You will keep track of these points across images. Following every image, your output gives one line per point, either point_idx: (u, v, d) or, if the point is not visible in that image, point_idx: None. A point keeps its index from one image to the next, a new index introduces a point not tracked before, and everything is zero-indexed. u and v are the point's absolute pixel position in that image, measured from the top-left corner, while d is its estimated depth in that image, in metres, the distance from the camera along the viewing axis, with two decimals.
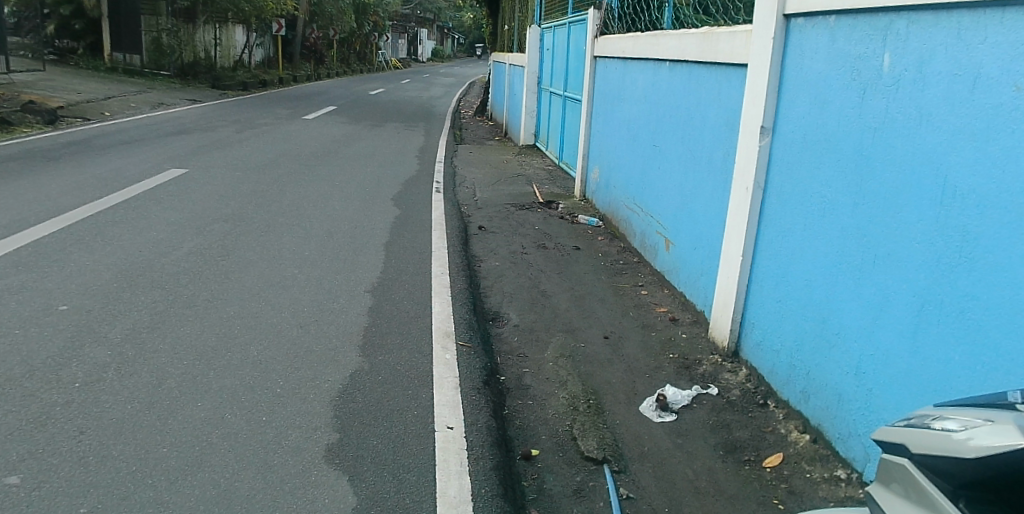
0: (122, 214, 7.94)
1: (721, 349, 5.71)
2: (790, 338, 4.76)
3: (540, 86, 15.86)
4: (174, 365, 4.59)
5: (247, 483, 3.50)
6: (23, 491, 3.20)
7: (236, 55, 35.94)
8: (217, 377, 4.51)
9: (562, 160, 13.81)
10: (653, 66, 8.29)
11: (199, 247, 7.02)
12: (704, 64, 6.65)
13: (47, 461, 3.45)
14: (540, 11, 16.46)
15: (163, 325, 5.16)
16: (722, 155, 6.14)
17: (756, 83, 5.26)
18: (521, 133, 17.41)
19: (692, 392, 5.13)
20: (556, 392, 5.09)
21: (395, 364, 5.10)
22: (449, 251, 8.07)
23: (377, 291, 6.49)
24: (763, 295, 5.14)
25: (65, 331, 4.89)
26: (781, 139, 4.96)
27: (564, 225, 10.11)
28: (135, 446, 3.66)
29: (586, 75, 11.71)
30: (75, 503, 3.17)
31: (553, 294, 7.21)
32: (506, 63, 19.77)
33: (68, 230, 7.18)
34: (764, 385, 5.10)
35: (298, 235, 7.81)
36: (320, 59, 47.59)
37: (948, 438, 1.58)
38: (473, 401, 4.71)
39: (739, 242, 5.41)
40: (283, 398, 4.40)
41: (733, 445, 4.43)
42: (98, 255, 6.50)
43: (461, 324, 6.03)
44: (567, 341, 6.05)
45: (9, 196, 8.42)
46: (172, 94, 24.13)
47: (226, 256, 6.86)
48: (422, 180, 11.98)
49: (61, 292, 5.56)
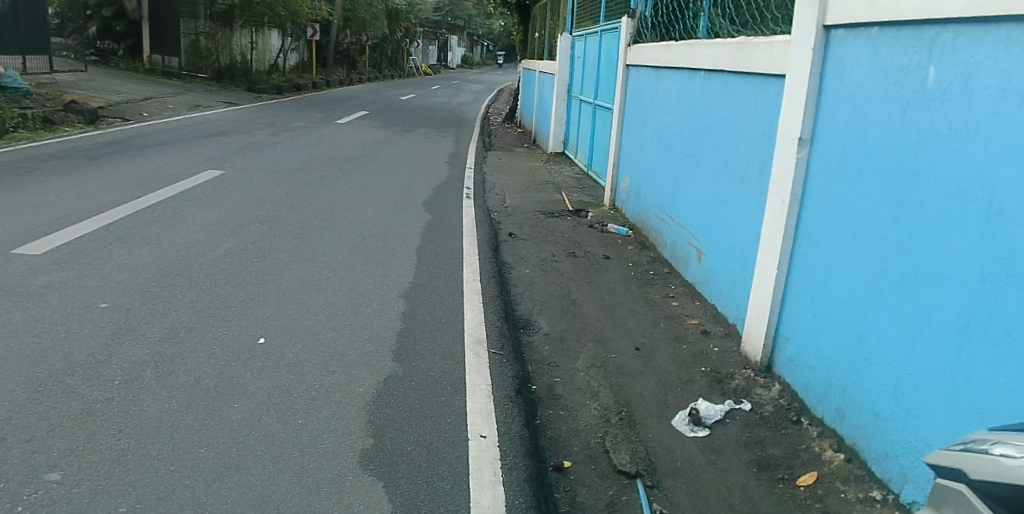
0: (159, 214, 8.02)
1: (754, 364, 5.51)
2: (825, 356, 4.56)
3: (571, 95, 15.79)
4: (211, 366, 4.56)
5: (282, 486, 3.42)
6: (63, 488, 3.16)
7: (271, 58, 36.67)
8: (254, 379, 4.46)
9: (591, 169, 13.71)
10: (688, 75, 8.15)
11: (235, 248, 7.05)
12: (740, 73, 6.50)
13: (87, 459, 3.41)
14: (571, 20, 16.39)
15: (201, 324, 5.15)
16: (757, 166, 5.96)
17: (793, 96, 5.12)
18: (549, 142, 17.34)
19: (724, 406, 4.94)
20: (588, 402, 4.95)
21: (427, 370, 5.01)
22: (481, 257, 7.99)
23: (408, 296, 6.42)
24: (798, 309, 4.95)
25: (105, 329, 4.89)
26: (820, 153, 4.79)
27: (593, 233, 9.97)
28: (172, 447, 3.61)
29: (617, 85, 11.59)
30: (115, 501, 3.11)
31: (584, 303, 7.07)
32: (536, 71, 19.72)
33: (109, 228, 7.28)
34: (798, 401, 4.89)
35: (331, 239, 7.79)
36: (352, 65, 48.33)
37: (1007, 466, 1.45)
38: (507, 410, 4.59)
39: (774, 254, 5.23)
40: (318, 401, 4.34)
41: (767, 462, 4.24)
42: (137, 253, 6.55)
43: (493, 331, 5.94)
44: (599, 351, 5.91)
45: (53, 194, 8.58)
46: (207, 97, 24.65)
47: (261, 258, 6.85)
48: (452, 186, 11.96)
49: (101, 289, 5.59)
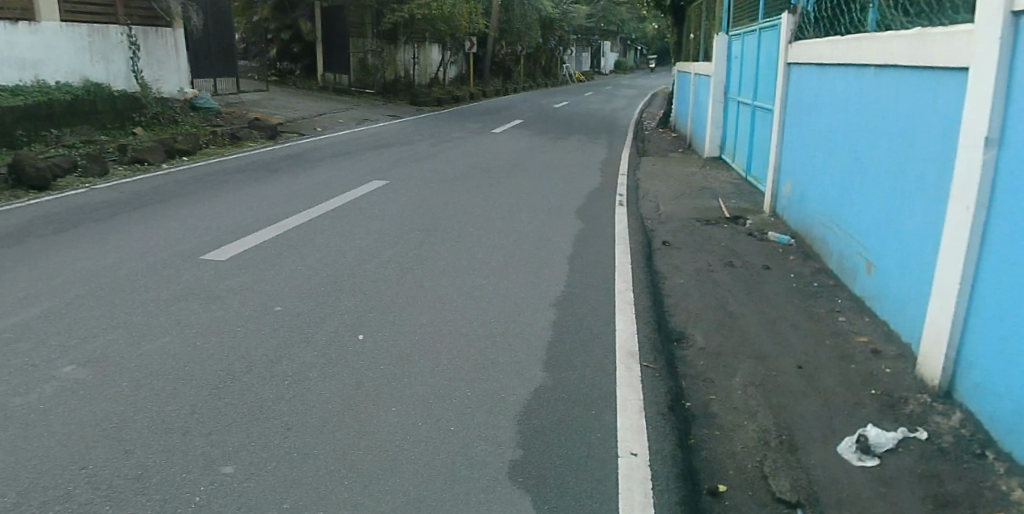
0: (330, 222, 8.63)
1: (932, 389, 4.75)
2: (1014, 383, 3.80)
3: (728, 96, 14.99)
4: (371, 369, 4.74)
5: (433, 493, 3.43)
6: (235, 481, 3.39)
7: (433, 72, 38.70)
8: (410, 384, 4.58)
9: (751, 174, 12.88)
10: (856, 70, 7.35)
11: (396, 255, 7.38)
12: (917, 67, 5.72)
13: (258, 454, 3.64)
14: (727, 19, 15.59)
15: (363, 329, 5.41)
16: (937, 169, 5.18)
17: (980, 87, 4.37)
18: (705, 146, 16.57)
19: (898, 434, 4.26)
20: (745, 423, 4.51)
21: (578, 382, 4.87)
22: (633, 267, 7.73)
23: (559, 305, 6.33)
24: (982, 329, 4.18)
25: (280, 331, 5.27)
26: (1010, 151, 4.04)
27: (751, 241, 9.30)
28: (334, 447, 3.77)
29: (777, 84, 10.78)
30: (281, 497, 3.28)
31: (742, 316, 6.56)
32: (691, 73, 18.96)
33: (287, 236, 7.94)
34: (982, 432, 4.12)
35: (485, 247, 7.92)
36: (508, 75, 49.68)
37: None
38: (659, 428, 4.32)
39: (956, 267, 4.48)
40: (470, 408, 4.36)
41: (943, 500, 3.58)
42: (309, 260, 7.06)
43: (645, 344, 5.67)
44: (757, 368, 5.40)
45: (243, 204, 9.55)
46: (374, 111, 26.48)
47: (419, 265, 7.11)
48: (604, 193, 11.77)
49: (279, 294, 6.07)
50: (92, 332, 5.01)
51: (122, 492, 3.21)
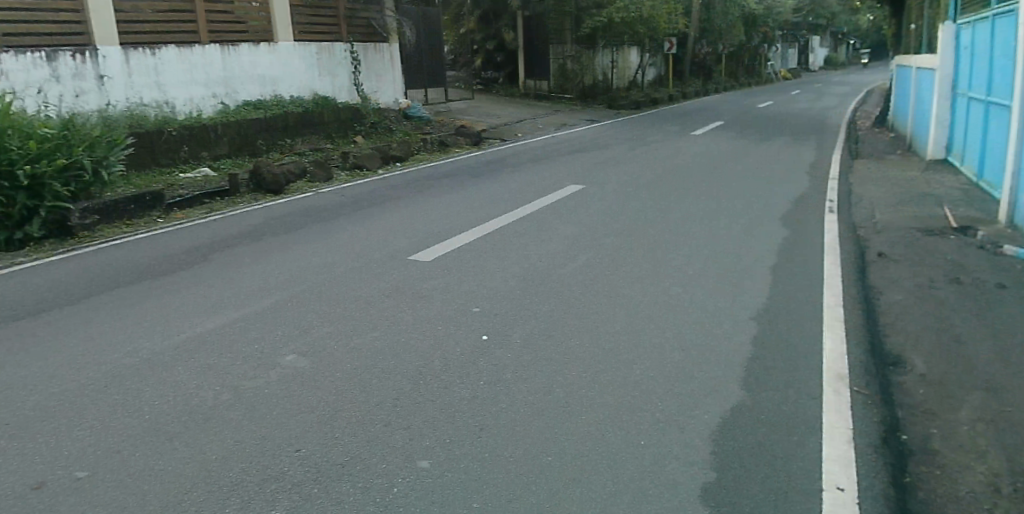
0: (527, 226, 8.84)
1: None
2: None
3: (959, 91, 13.06)
4: (563, 375, 4.70)
5: (620, 508, 3.29)
6: (432, 476, 3.50)
7: (632, 77, 38.42)
8: (601, 393, 4.47)
9: (988, 180, 11.05)
10: None
11: (591, 261, 7.35)
12: None
13: (453, 451, 3.75)
14: (957, 7, 13.66)
15: (557, 333, 5.43)
16: None
17: None
18: (930, 148, 14.52)
19: None
20: (972, 465, 3.62)
21: (780, 404, 4.45)
22: (842, 282, 6.96)
23: (761, 320, 5.85)
24: None
25: (478, 331, 5.46)
26: None
27: (981, 256, 7.89)
28: (525, 450, 3.79)
29: (1016, 75, 9.18)
30: (473, 497, 3.33)
31: (972, 339, 5.32)
32: (913, 66, 16.80)
33: (485, 238, 8.28)
34: None
35: (682, 255, 7.61)
36: (707, 74, 47.73)
37: None
38: (872, 462, 3.79)
39: None
40: (662, 424, 4.15)
41: None
42: (507, 264, 7.20)
43: (858, 367, 5.05)
44: (989, 402, 4.31)
45: (447, 206, 10.12)
46: (573, 116, 26.79)
47: (614, 271, 7.00)
48: (812, 200, 10.78)
49: (479, 294, 6.31)
50: (317, 322, 5.51)
51: (328, 476, 3.46)
